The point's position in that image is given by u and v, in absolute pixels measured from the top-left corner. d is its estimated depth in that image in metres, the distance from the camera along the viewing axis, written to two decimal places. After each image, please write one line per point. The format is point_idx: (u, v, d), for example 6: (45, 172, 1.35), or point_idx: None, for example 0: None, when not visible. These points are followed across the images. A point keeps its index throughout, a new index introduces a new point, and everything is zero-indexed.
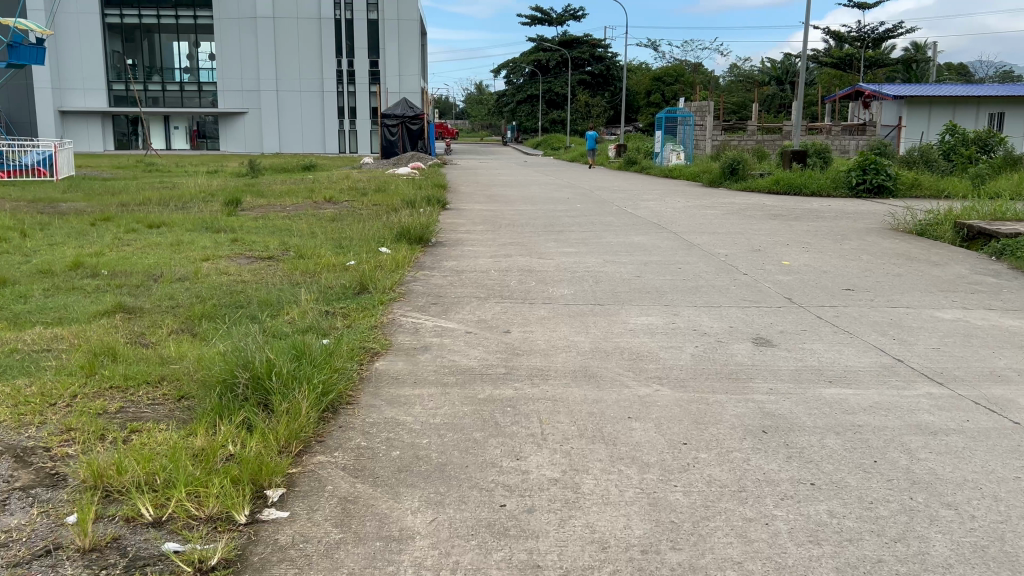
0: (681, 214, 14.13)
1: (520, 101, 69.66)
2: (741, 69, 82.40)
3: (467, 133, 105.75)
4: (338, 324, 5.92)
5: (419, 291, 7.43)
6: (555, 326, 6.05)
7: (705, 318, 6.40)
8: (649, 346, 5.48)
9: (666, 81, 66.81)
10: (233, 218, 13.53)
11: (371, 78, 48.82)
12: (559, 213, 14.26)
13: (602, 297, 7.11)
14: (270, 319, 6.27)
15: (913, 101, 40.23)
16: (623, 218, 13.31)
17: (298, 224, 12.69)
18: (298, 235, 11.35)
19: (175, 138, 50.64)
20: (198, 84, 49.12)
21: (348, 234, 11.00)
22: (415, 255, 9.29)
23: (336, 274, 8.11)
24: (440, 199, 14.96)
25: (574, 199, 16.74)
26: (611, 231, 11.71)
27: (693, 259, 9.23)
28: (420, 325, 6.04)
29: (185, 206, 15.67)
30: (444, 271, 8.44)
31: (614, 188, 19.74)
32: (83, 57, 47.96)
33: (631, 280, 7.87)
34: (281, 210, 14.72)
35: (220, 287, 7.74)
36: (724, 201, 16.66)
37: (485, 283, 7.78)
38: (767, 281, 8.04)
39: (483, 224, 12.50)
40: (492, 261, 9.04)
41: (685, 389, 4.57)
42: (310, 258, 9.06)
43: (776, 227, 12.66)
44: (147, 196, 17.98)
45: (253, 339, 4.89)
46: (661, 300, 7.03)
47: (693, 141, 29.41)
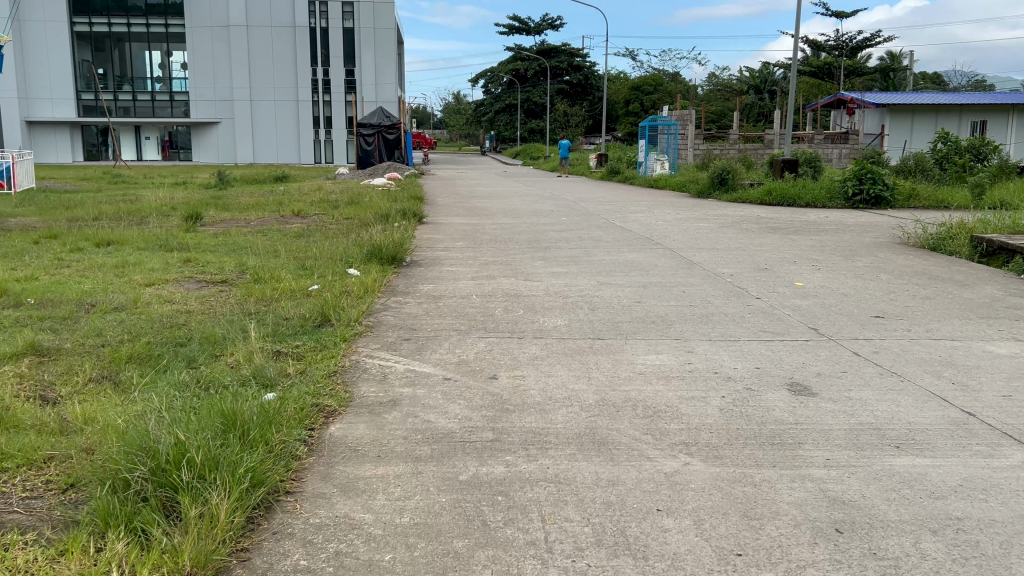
0: (673, 228, 13.25)
1: (499, 110, 68.97)
2: (720, 78, 82.21)
3: (446, 143, 104.79)
4: (289, 370, 4.93)
5: (389, 322, 6.44)
6: (550, 369, 5.07)
7: (725, 355, 5.47)
8: (668, 397, 4.52)
9: (646, 90, 66.02)
10: (191, 234, 12.49)
11: (347, 87, 47.81)
12: (544, 227, 13.36)
13: (602, 329, 6.16)
14: (212, 363, 5.26)
15: (896, 110, 39.78)
16: (612, 233, 12.42)
17: (262, 242, 11.66)
18: (259, 254, 10.33)
19: (146, 149, 49.48)
20: (169, 94, 47.86)
21: (315, 253, 10.01)
22: (387, 278, 8.30)
23: (295, 303, 7.12)
24: (417, 213, 14.02)
25: (559, 212, 15.84)
26: (603, 247, 10.82)
27: (697, 280, 8.33)
28: (389, 370, 5.04)
29: (143, 221, 14.57)
30: (419, 296, 7.47)
31: (599, 199, 18.87)
32: (51, 65, 46.60)
33: (632, 307, 6.95)
34: (247, 225, 13.68)
35: (160, 319, 6.70)
36: (716, 212, 15.82)
37: (467, 312, 6.82)
38: (784, 306, 7.16)
39: (462, 240, 11.56)
40: (473, 284, 8.09)
41: (723, 464, 3.61)
42: (271, 283, 8.06)
43: (776, 241, 11.81)
44: (104, 210, 16.86)
45: (171, 406, 3.86)
46: (670, 333, 6.10)
47: (676, 150, 28.68)
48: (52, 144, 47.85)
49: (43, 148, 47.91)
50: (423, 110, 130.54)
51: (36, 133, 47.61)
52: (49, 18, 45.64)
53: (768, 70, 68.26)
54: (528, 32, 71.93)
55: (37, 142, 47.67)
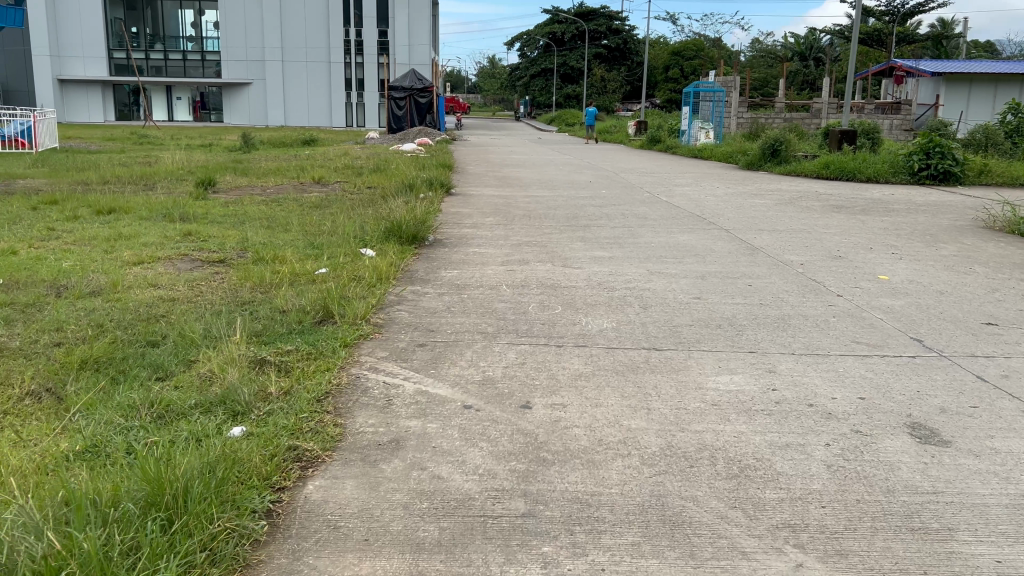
0: (726, 204, 12.07)
1: (535, 74, 67.26)
2: (764, 43, 79.47)
3: (480, 108, 103.08)
4: (270, 392, 3.92)
5: (402, 319, 5.38)
6: (601, 396, 3.99)
7: (818, 379, 4.35)
8: (756, 446, 3.45)
9: (686, 55, 63.40)
10: (202, 202, 11.54)
11: (380, 49, 46.49)
12: (582, 200, 12.26)
13: (659, 336, 5.07)
14: (181, 376, 4.28)
15: (952, 79, 37.68)
16: (658, 209, 11.29)
17: (275, 213, 10.68)
18: (268, 228, 9.34)
19: (177, 109, 48.58)
20: (201, 53, 46.89)
21: (330, 228, 9.02)
22: (406, 262, 7.25)
23: (296, 292, 6.11)
24: (445, 182, 12.95)
25: (599, 183, 14.69)
26: (650, 226, 9.70)
27: (764, 271, 7.20)
28: (395, 392, 3.99)
29: (154, 185, 13.68)
30: (442, 284, 6.44)
31: (640, 170, 17.67)
32: (83, 23, 45.98)
33: (695, 306, 5.83)
34: (263, 193, 12.73)
35: (138, 309, 5.72)
36: (770, 187, 14.57)
37: (497, 308, 5.75)
38: (873, 306, 6.00)
39: (493, 215, 10.50)
40: (504, 270, 7.03)
41: (852, 569, 2.55)
42: (274, 265, 7.06)
43: (843, 222, 10.59)
44: (118, 172, 16.01)
45: (87, 469, 2.87)
46: (744, 343, 4.99)
47: (722, 118, 27.18)
48: (83, 103, 47.28)
49: (74, 107, 47.34)
50: (457, 74, 128.22)
51: (68, 91, 47.03)
52: None
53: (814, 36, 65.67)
54: None
55: (69, 101, 47.10)
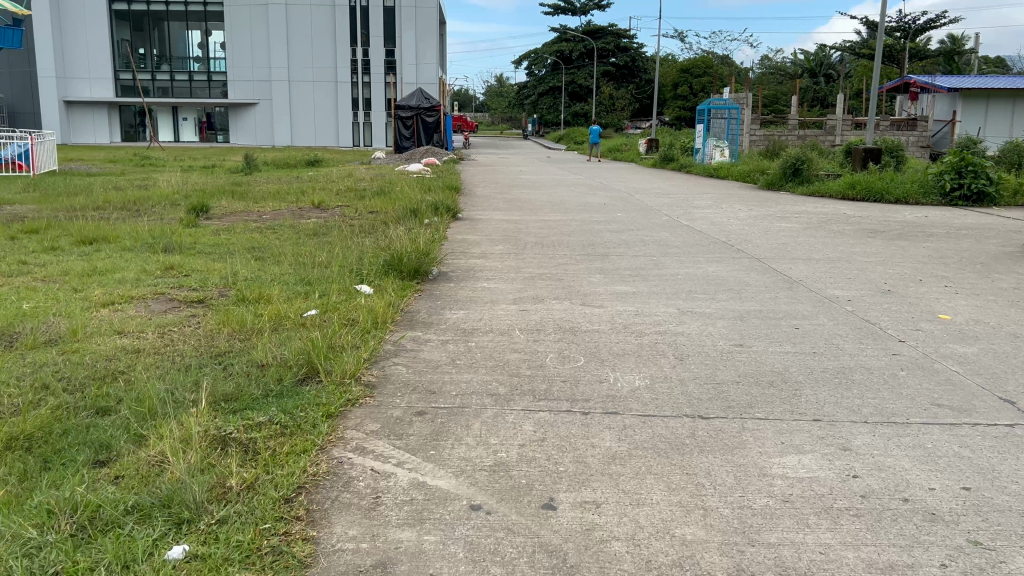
0: (751, 229, 11.28)
1: (542, 93, 66.79)
2: (773, 60, 78.89)
3: (487, 127, 102.79)
4: (228, 485, 3.14)
5: (399, 377, 4.58)
6: (643, 489, 3.20)
7: (908, 462, 3.53)
8: (852, 571, 2.66)
9: (694, 72, 62.74)
10: (192, 231, 10.82)
11: (387, 69, 46.00)
12: (598, 225, 11.49)
13: (705, 400, 4.26)
14: (125, 459, 3.49)
15: (969, 94, 36.91)
16: (681, 235, 10.53)
17: (268, 243, 9.94)
18: (258, 260, 8.58)
19: (184, 130, 48.17)
20: (207, 74, 46.50)
21: (326, 259, 8.28)
22: (407, 302, 6.46)
23: (279, 341, 5.35)
24: (451, 207, 12.21)
25: (614, 206, 13.93)
26: (675, 254, 8.92)
27: (809, 309, 6.42)
28: (385, 486, 3.21)
29: (144, 211, 12.99)
30: (447, 329, 5.67)
31: (656, 190, 16.90)
32: (90, 45, 45.70)
33: (741, 357, 5.03)
34: (257, 219, 12.00)
35: (94, 363, 4.95)
36: (795, 209, 13.80)
37: (511, 360, 4.95)
38: (944, 355, 5.19)
39: (503, 243, 9.76)
40: (517, 310, 6.26)
41: None
42: (257, 306, 6.29)
43: (882, 248, 9.80)
44: (110, 197, 15.35)
45: None
46: (805, 408, 4.19)
47: (737, 136, 26.41)
48: (89, 125, 46.93)
49: (81, 129, 46.96)
50: (464, 93, 127.85)
51: (74, 112, 46.68)
52: None
53: (824, 53, 65.07)
54: (574, 14, 69.42)
55: (75, 123, 46.76)
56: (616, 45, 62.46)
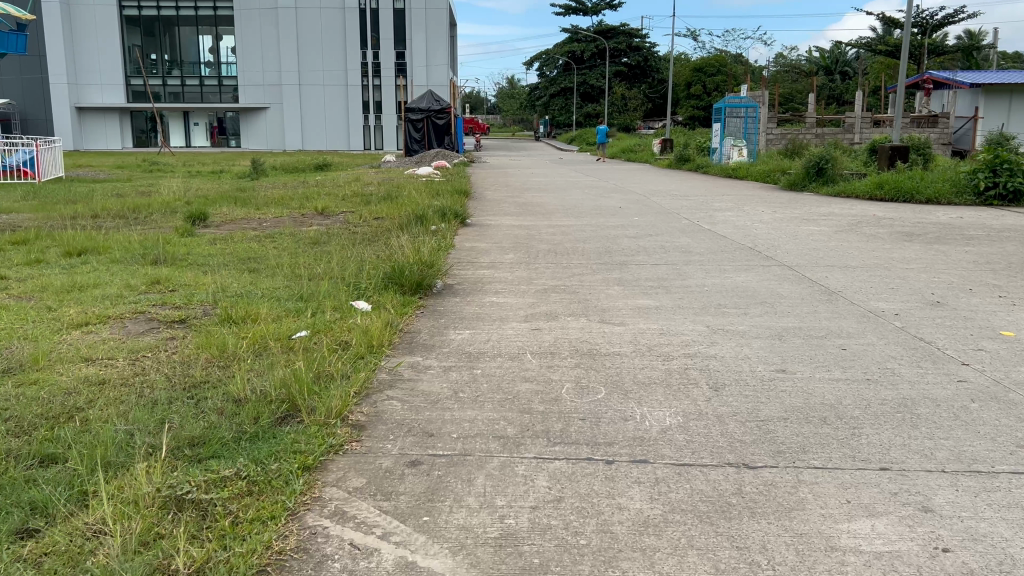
0: (778, 233, 10.63)
1: (554, 94, 66.16)
2: (787, 58, 77.92)
3: (499, 129, 102.47)
4: (174, 570, 2.55)
5: (392, 416, 3.96)
6: (686, 571, 2.60)
7: (1008, 528, 2.88)
8: None
9: (708, 71, 61.87)
10: (186, 240, 10.26)
11: (398, 71, 45.51)
12: (615, 230, 10.88)
13: (750, 444, 3.64)
14: (56, 527, 2.88)
15: (991, 90, 35.97)
16: (705, 240, 9.91)
17: (265, 253, 9.37)
18: (252, 273, 7.99)
19: (195, 134, 47.85)
20: (218, 78, 46.12)
21: (324, 271, 7.72)
22: (407, 321, 5.86)
23: (262, 371, 4.74)
24: (460, 213, 11.62)
25: (630, 209, 13.29)
26: (699, 262, 8.28)
27: (854, 327, 5.78)
28: (366, 569, 2.62)
29: (140, 219, 12.45)
30: (450, 352, 5.07)
31: (673, 192, 16.26)
32: (101, 51, 45.47)
33: (786, 387, 4.41)
34: (256, 227, 11.44)
35: (51, 399, 4.34)
36: (820, 211, 13.13)
37: (523, 392, 4.33)
38: (1017, 382, 4.53)
39: (514, 251, 9.16)
40: (528, 330, 5.66)
41: None
42: (241, 326, 5.70)
43: (921, 253, 9.13)
44: (110, 204, 14.83)
45: None
46: (866, 453, 3.57)
47: (755, 136, 25.67)
48: (101, 130, 46.71)
49: (92, 135, 46.71)
50: (476, 96, 127.73)
51: (86, 118, 46.47)
52: None
53: (839, 50, 64.11)
54: (585, 14, 68.74)
55: (87, 129, 46.55)
56: (627, 45, 61.75)
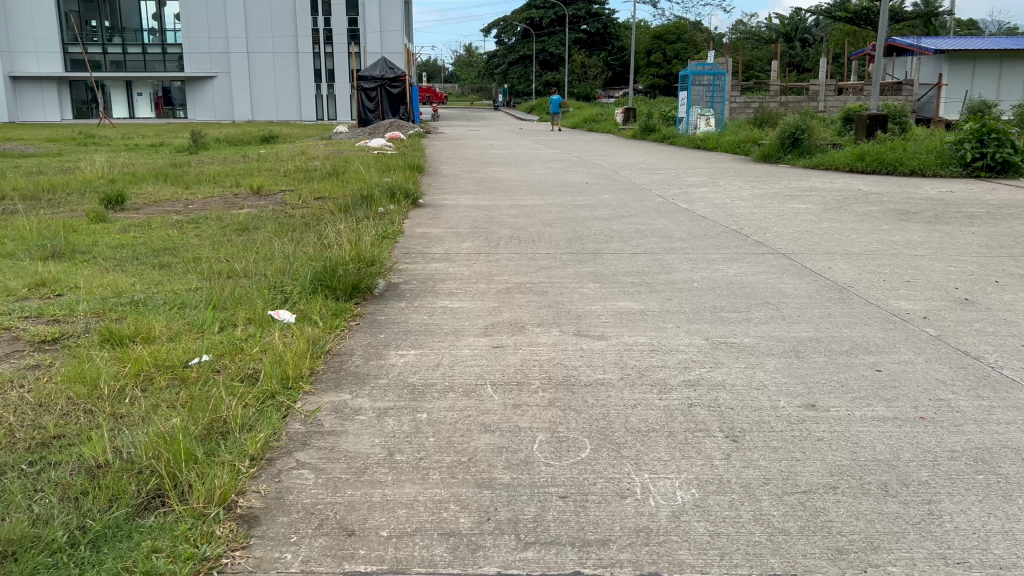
0: (763, 212, 9.67)
1: (512, 62, 64.61)
2: (747, 25, 76.90)
3: (457, 98, 100.17)
4: None
5: (301, 499, 2.86)
6: None
7: None
8: None
9: (668, 38, 60.66)
10: (94, 227, 8.93)
11: (350, 37, 43.66)
12: (584, 211, 9.84)
13: (799, 538, 2.62)
14: None
15: (955, 56, 35.36)
16: (685, 221, 8.93)
17: (182, 242, 8.12)
18: (160, 271, 6.75)
19: (139, 106, 45.63)
20: (162, 46, 43.79)
21: (246, 268, 6.54)
22: (337, 337, 4.72)
23: (138, 421, 3.59)
24: (412, 192, 10.43)
25: (598, 186, 12.25)
26: (682, 250, 7.29)
27: (881, 337, 4.77)
28: None
29: (50, 201, 11.04)
30: (389, 386, 3.94)
31: (642, 165, 15.25)
32: (35, 17, 42.84)
33: (825, 436, 3.40)
34: (180, 210, 10.12)
35: None
36: (801, 186, 12.21)
37: (480, 449, 3.24)
38: None
39: (472, 237, 8.09)
40: (489, 348, 4.56)
41: None
42: (124, 346, 4.51)
43: (924, 235, 8.25)
44: (22, 182, 13.34)
45: None
46: (959, 550, 2.56)
47: (723, 104, 24.69)
48: (38, 101, 44.23)
49: (29, 106, 44.17)
50: (432, 64, 125.15)
51: (21, 89, 43.91)
52: None
53: (799, 17, 63.32)
54: None
55: (23, 101, 44.02)
56: (587, 11, 60.29)
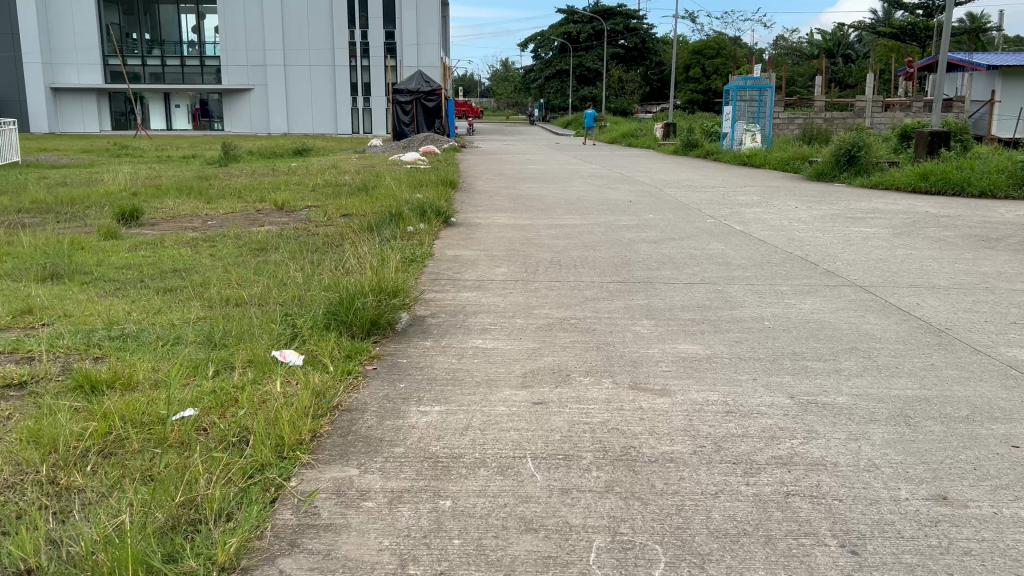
0: (827, 236, 8.84)
1: (549, 77, 64.06)
2: (788, 40, 75.63)
3: (492, 113, 99.98)
4: None
5: None
6: None
7: None
8: None
9: (707, 53, 59.63)
10: (102, 245, 8.33)
11: (387, 51, 43.39)
12: (631, 232, 9.07)
13: None
14: None
15: (1010, 72, 33.99)
16: (743, 246, 8.13)
17: (192, 264, 7.47)
18: (161, 298, 6.08)
19: (177, 117, 45.60)
20: (201, 58, 43.82)
21: (256, 296, 5.86)
22: (350, 387, 3.98)
23: (91, 504, 2.86)
24: (444, 211, 9.72)
25: (642, 205, 11.47)
26: (744, 281, 6.50)
27: (1007, 398, 3.91)
28: None
29: (65, 215, 10.53)
30: (406, 458, 3.19)
31: (688, 183, 14.44)
32: (77, 29, 43.18)
33: (976, 550, 2.56)
34: (197, 227, 9.53)
35: None
36: (862, 207, 11.33)
37: (520, 560, 2.47)
38: None
39: (508, 262, 7.36)
40: (530, 404, 3.78)
41: None
42: (99, 396, 3.82)
43: (1013, 264, 7.36)
44: (42, 194, 12.86)
45: None
46: None
47: (770, 120, 23.72)
48: (78, 113, 44.42)
49: (69, 118, 44.32)
50: (468, 80, 125.31)
51: (62, 100, 44.19)
52: None
53: (842, 32, 61.95)
54: None
55: (63, 111, 44.21)
56: (624, 26, 59.57)
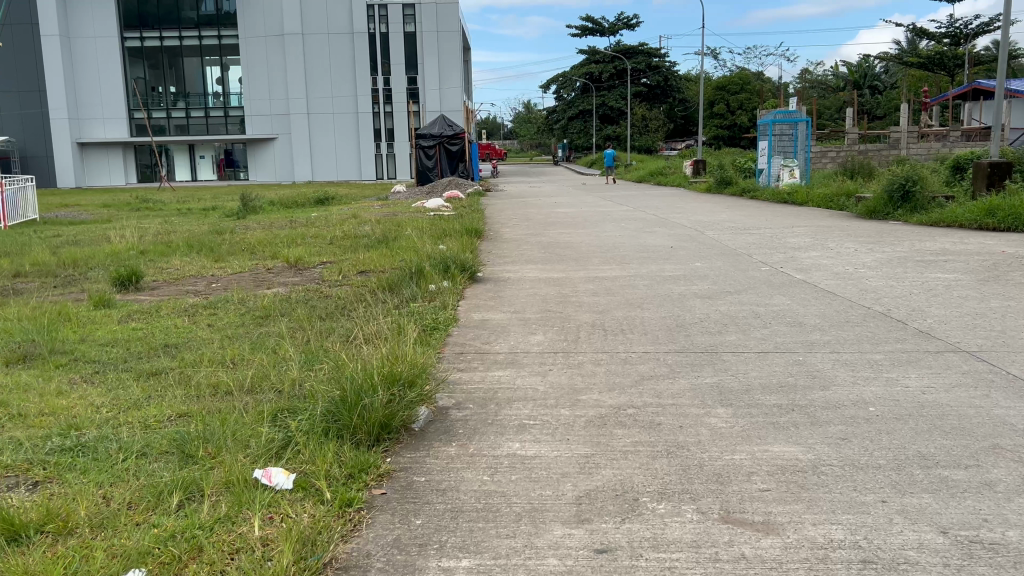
0: (904, 285, 7.80)
1: (572, 117, 63.38)
2: (813, 74, 74.83)
3: (516, 154, 99.91)
4: None
5: None
6: None
7: None
8: None
9: (731, 89, 58.89)
10: (93, 316, 7.49)
11: (409, 96, 43.14)
12: (681, 285, 8.08)
13: None
14: None
15: None
16: (812, 300, 7.11)
17: (188, 338, 6.57)
18: (139, 384, 5.15)
19: (201, 168, 45.41)
20: (224, 109, 43.73)
21: (249, 382, 4.92)
22: (352, 527, 3.01)
23: None
24: (469, 264, 8.78)
25: (685, 251, 10.49)
26: (828, 347, 5.48)
27: None
28: None
29: (63, 280, 9.78)
30: None
31: (730, 224, 13.44)
32: (103, 84, 43.30)
33: None
34: (199, 291, 8.67)
35: None
36: (929, 248, 10.25)
37: None
38: None
39: (545, 327, 6.40)
40: (592, 551, 2.80)
41: None
42: (18, 548, 2.89)
43: None
44: (46, 255, 12.18)
45: None
46: None
47: (809, 155, 22.69)
48: (104, 167, 44.32)
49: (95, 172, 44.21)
50: (491, 123, 125.63)
51: (88, 154, 44.23)
52: (100, 34, 42.66)
53: (867, 64, 61.08)
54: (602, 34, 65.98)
55: (90, 166, 44.14)
56: (647, 64, 59.10)
